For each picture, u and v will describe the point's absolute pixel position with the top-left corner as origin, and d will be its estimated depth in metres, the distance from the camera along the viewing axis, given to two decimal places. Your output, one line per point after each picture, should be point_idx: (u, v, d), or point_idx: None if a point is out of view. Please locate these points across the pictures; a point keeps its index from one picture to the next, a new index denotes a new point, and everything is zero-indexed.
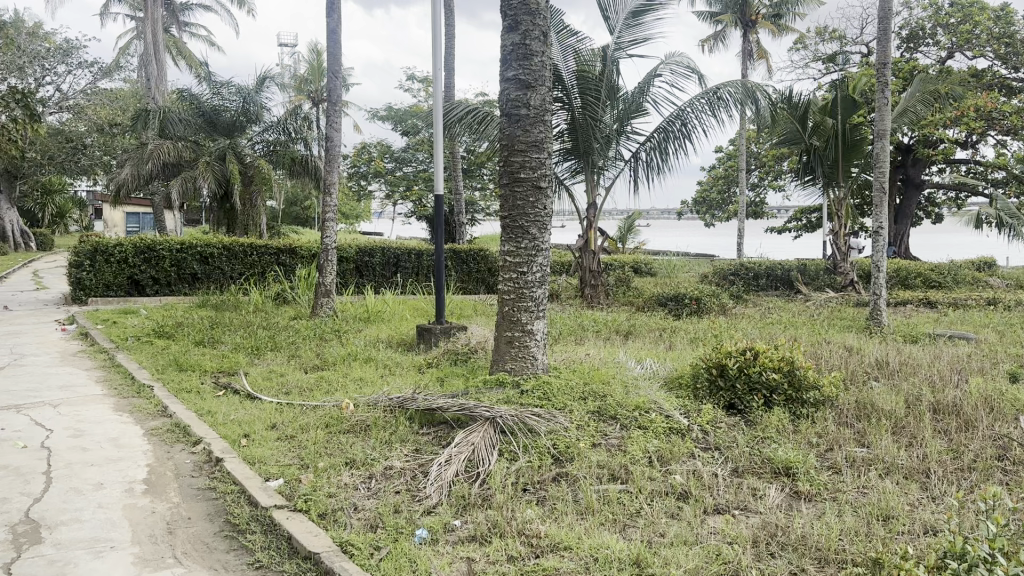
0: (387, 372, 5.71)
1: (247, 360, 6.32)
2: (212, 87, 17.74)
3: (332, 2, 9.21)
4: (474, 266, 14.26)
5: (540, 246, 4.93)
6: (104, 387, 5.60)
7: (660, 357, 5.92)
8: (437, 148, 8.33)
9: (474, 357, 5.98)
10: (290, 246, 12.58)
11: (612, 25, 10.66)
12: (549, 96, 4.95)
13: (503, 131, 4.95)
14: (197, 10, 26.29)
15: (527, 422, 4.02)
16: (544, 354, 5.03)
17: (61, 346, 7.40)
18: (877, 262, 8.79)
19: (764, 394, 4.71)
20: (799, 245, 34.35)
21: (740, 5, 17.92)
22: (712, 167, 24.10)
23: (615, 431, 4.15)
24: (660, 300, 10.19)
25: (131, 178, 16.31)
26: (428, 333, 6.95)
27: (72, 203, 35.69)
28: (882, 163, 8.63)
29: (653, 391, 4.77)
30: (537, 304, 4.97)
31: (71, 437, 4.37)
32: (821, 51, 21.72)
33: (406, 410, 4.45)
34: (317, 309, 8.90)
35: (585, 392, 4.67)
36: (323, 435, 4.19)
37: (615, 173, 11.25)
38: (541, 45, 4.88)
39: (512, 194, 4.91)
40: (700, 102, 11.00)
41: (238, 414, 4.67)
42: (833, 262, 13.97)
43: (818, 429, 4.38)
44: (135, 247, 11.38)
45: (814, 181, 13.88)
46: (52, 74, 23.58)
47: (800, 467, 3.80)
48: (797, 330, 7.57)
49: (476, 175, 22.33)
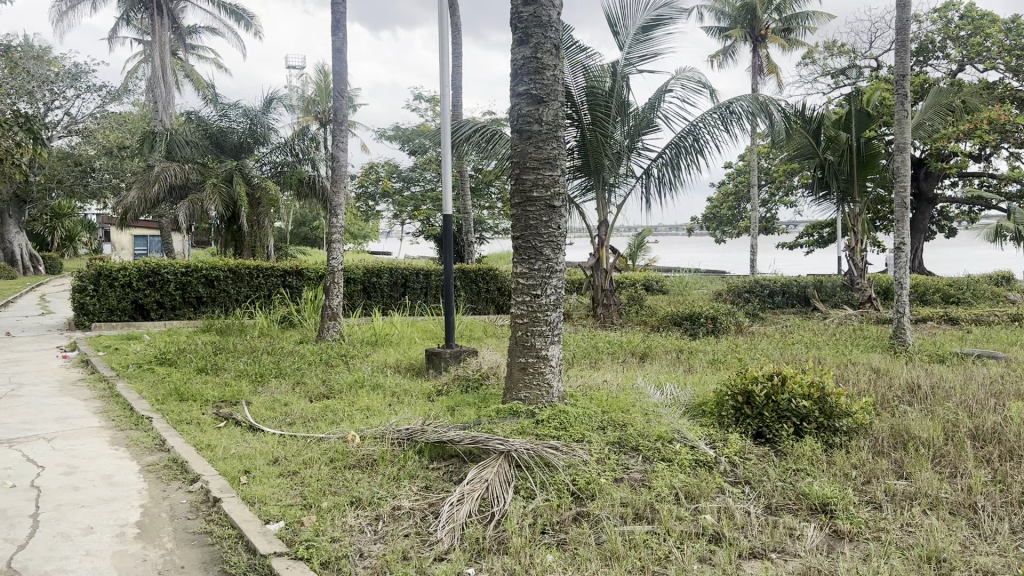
0: (395, 401, 5.45)
1: (251, 388, 6.09)
2: (220, 109, 17.63)
3: (337, 20, 9.06)
4: (484, 285, 14.04)
5: (555, 268, 4.69)
6: (101, 419, 5.38)
7: (681, 382, 5.67)
8: (446, 167, 8.10)
9: (486, 383, 5.75)
10: (296, 268, 12.42)
11: (622, 41, 10.48)
12: (562, 112, 4.73)
13: (515, 149, 4.73)
14: (204, 33, 26.33)
15: (544, 456, 3.79)
16: (559, 381, 4.79)
17: (61, 374, 7.20)
18: (900, 279, 8.52)
19: (794, 422, 4.46)
20: (811, 260, 34.03)
21: (750, 20, 17.76)
22: (722, 184, 23.88)
23: (637, 464, 3.90)
24: (675, 319, 9.92)
25: (138, 201, 16.19)
26: (438, 357, 6.73)
27: (81, 226, 35.73)
28: (903, 177, 8.38)
29: (676, 419, 4.53)
30: (552, 328, 4.72)
31: (62, 474, 4.15)
32: (830, 66, 21.55)
33: (415, 442, 4.21)
34: (323, 332, 8.68)
35: (604, 421, 4.42)
36: (327, 471, 3.96)
37: (627, 190, 11.04)
38: (553, 59, 4.66)
39: (524, 213, 4.68)
40: (713, 117, 10.80)
41: (238, 448, 4.45)
42: (850, 279, 13.68)
43: (853, 459, 4.13)
44: (139, 271, 11.20)
45: (830, 196, 13.64)
46: (61, 98, 23.67)
47: (838, 504, 3.55)
48: (821, 350, 7.29)
49: (484, 194, 22.17)
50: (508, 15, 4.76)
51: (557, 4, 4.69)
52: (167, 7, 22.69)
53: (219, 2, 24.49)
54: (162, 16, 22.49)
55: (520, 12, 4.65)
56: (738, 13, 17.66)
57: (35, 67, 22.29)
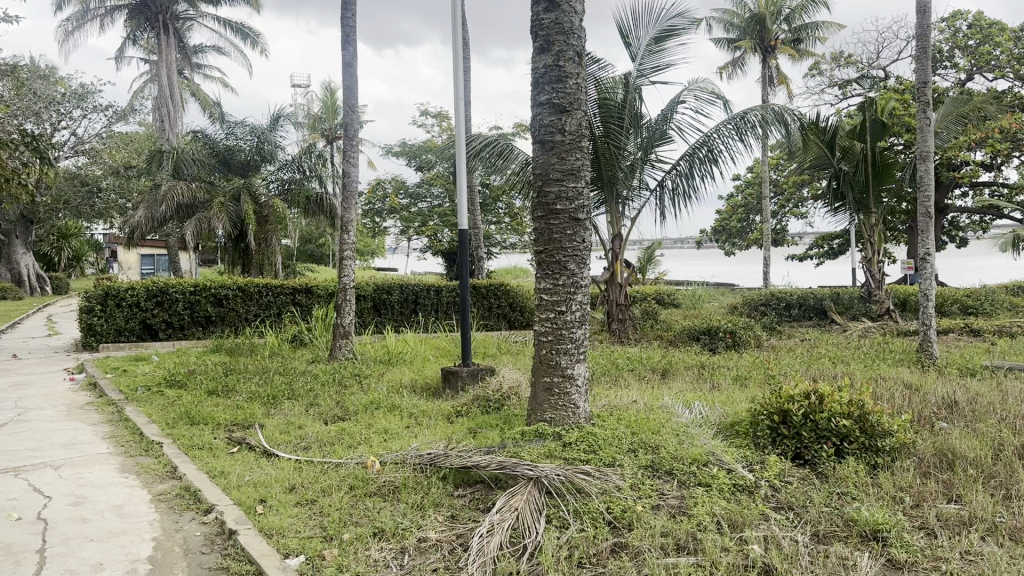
0: (413, 423, 5.26)
1: (264, 411, 5.90)
2: (226, 127, 17.58)
3: (347, 34, 8.94)
4: (496, 301, 13.88)
5: (580, 283, 4.50)
6: (110, 445, 5.21)
7: (710, 400, 5.47)
8: (460, 180, 7.89)
9: (507, 403, 5.55)
10: (306, 285, 12.25)
11: (634, 52, 10.33)
12: (585, 121, 4.57)
13: (537, 160, 4.57)
14: (210, 52, 26.34)
15: (577, 481, 3.59)
16: (585, 402, 4.59)
17: (68, 398, 7.02)
18: (926, 290, 8.30)
19: (834, 442, 4.26)
20: (821, 272, 33.85)
21: (759, 31, 17.64)
22: (730, 196, 23.68)
23: (673, 489, 3.71)
24: (693, 334, 9.71)
25: (145, 220, 16.07)
26: (455, 376, 6.55)
27: (87, 246, 35.69)
28: (927, 186, 8.18)
29: (709, 440, 4.33)
30: (577, 346, 4.52)
31: (71, 505, 3.97)
32: (837, 77, 21.41)
33: (438, 468, 4.02)
34: (335, 351, 8.51)
35: (635, 444, 4.22)
36: (347, 499, 3.77)
37: (640, 203, 10.87)
38: (576, 66, 4.50)
39: (547, 226, 4.50)
40: (727, 128, 10.63)
41: (253, 474, 4.26)
42: (868, 290, 13.43)
43: (899, 481, 3.93)
44: (147, 290, 11.06)
45: (844, 207, 13.41)
46: (67, 118, 23.67)
47: (890, 530, 3.34)
48: (848, 365, 7.08)
49: (492, 209, 21.99)
50: (529, 23, 4.60)
51: (580, 9, 4.52)
52: (173, 26, 22.72)
53: (224, 20, 24.53)
54: (168, 35, 22.52)
55: (540, 18, 4.50)
56: (748, 24, 17.59)
57: (42, 87, 22.30)
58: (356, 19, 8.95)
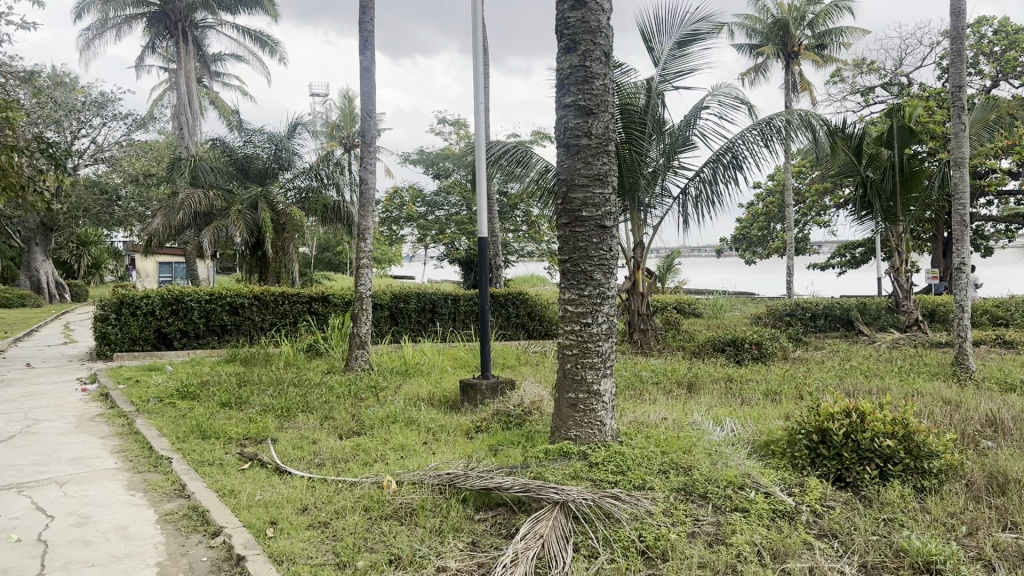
0: (431, 440, 5.05)
1: (277, 425, 5.71)
2: (244, 135, 17.53)
3: (364, 39, 8.79)
4: (514, 310, 13.69)
5: (606, 294, 4.28)
6: (118, 460, 5.03)
7: (742, 416, 5.23)
8: (480, 186, 7.65)
9: (529, 419, 5.33)
10: (322, 294, 12.08)
11: (657, 56, 10.10)
12: (612, 124, 4.35)
13: (562, 166, 4.36)
14: (229, 60, 26.36)
15: (605, 506, 3.37)
16: (612, 419, 4.36)
17: (79, 409, 6.88)
18: (961, 301, 8.02)
19: (878, 463, 4.03)
20: (844, 282, 33.44)
21: (782, 37, 17.35)
22: (751, 205, 23.35)
23: (708, 514, 3.49)
24: (718, 344, 9.46)
25: (162, 228, 16.02)
26: (474, 390, 6.36)
27: (106, 254, 35.89)
28: (963, 193, 7.92)
29: (743, 460, 4.10)
30: (604, 360, 4.29)
31: (74, 525, 3.79)
32: (859, 84, 21.11)
33: (458, 489, 3.80)
34: (351, 361, 8.34)
35: (666, 464, 3.99)
36: (361, 522, 3.57)
37: (663, 211, 10.64)
38: (603, 67, 4.29)
39: (572, 235, 4.29)
40: (752, 134, 10.39)
41: (264, 494, 4.06)
42: (895, 300, 13.11)
43: (950, 506, 3.69)
44: (162, 299, 10.95)
45: (871, 216, 13.10)
46: (87, 127, 23.75)
47: (945, 562, 3.08)
48: (882, 380, 6.80)
49: (510, 217, 21.80)
50: (554, 22, 4.40)
51: (607, 8, 4.31)
52: (192, 35, 22.73)
53: (243, 28, 24.55)
54: (187, 44, 22.55)
55: (566, 17, 4.29)
56: (770, 30, 17.26)
57: (62, 96, 22.38)
58: (374, 24, 8.79)
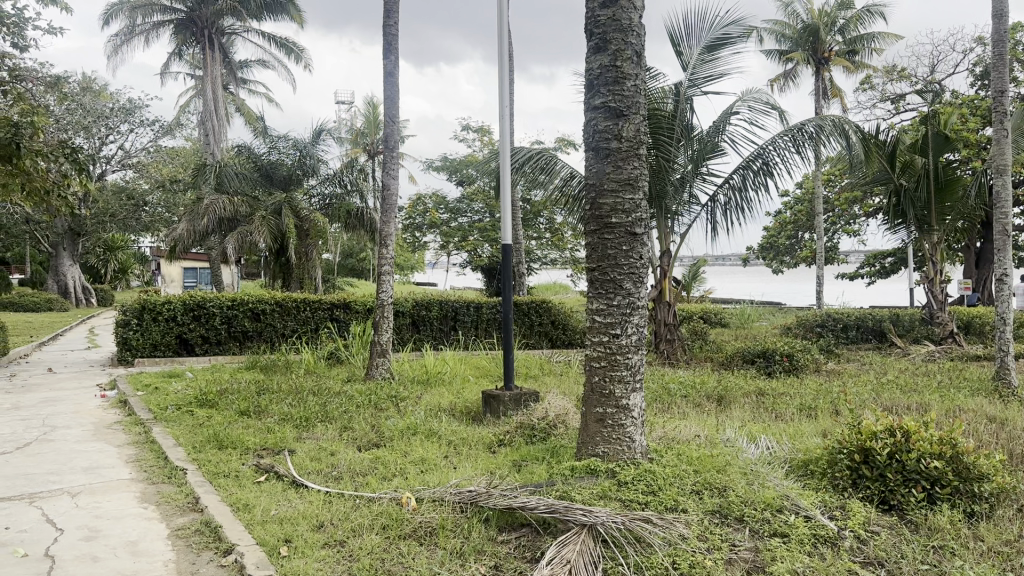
0: (452, 453, 4.89)
1: (295, 435, 5.57)
2: (269, 141, 17.50)
3: (388, 43, 8.67)
4: (536, 319, 13.52)
5: (636, 304, 4.08)
6: (133, 470, 4.91)
7: (777, 433, 5.01)
8: (504, 192, 7.45)
9: (553, 434, 5.13)
10: (344, 300, 11.95)
11: (686, 60, 9.85)
12: (644, 128, 4.17)
13: (590, 169, 4.19)
14: (255, 66, 26.45)
15: (636, 529, 3.18)
16: (642, 436, 4.16)
17: (97, 416, 6.80)
18: (1003, 313, 7.72)
19: (924, 486, 3.81)
20: (874, 293, 32.82)
21: (812, 42, 17.07)
22: (779, 213, 22.99)
23: (745, 539, 3.29)
24: (747, 356, 9.23)
25: (187, 233, 16.04)
26: (496, 400, 6.19)
27: (133, 259, 36.20)
28: (1005, 201, 7.65)
29: (780, 481, 3.90)
30: (633, 373, 4.09)
31: (83, 539, 3.66)
32: (889, 92, 20.76)
33: (480, 507, 3.62)
34: (372, 369, 8.20)
35: (699, 484, 3.79)
36: (378, 541, 3.40)
37: (691, 218, 10.41)
38: (635, 67, 4.10)
39: (601, 242, 4.11)
40: (783, 140, 10.15)
41: (279, 509, 3.91)
42: (929, 312, 12.82)
43: (1004, 533, 3.46)
44: (184, 304, 10.91)
45: (904, 225, 12.74)
46: (115, 133, 23.90)
47: None
48: (923, 396, 6.52)
49: (533, 224, 21.61)
50: (583, 20, 4.23)
51: (640, 5, 4.13)
52: (219, 41, 22.79)
53: (269, 35, 24.62)
54: (213, 50, 22.63)
55: (597, 15, 4.12)
56: (801, 35, 17.00)
57: (90, 102, 22.56)
58: (398, 28, 8.68)
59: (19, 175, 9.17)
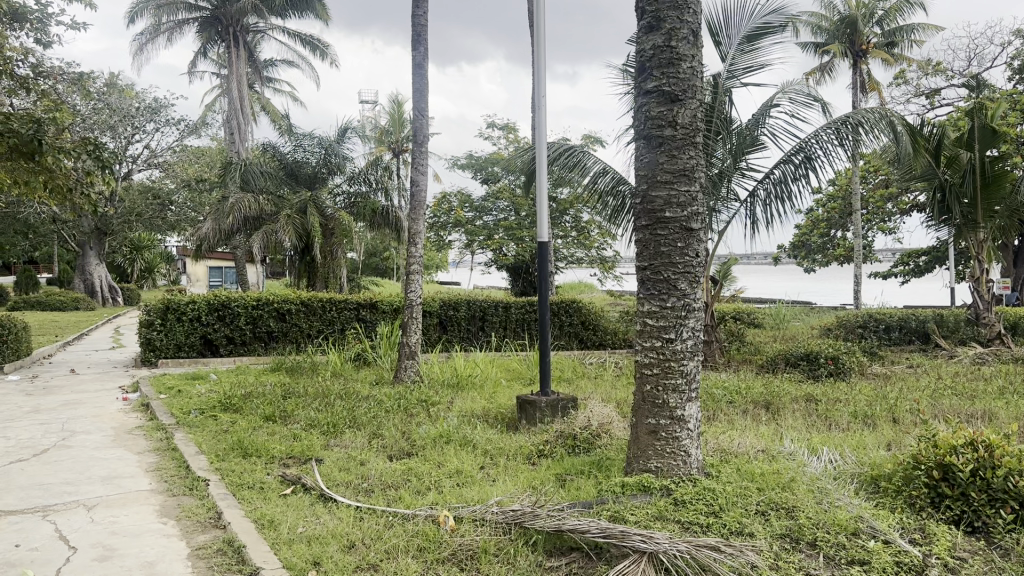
0: (489, 465, 4.60)
1: (323, 443, 5.30)
2: (294, 139, 17.27)
3: (417, 33, 8.39)
4: (567, 318, 13.22)
5: (691, 306, 3.75)
6: (153, 480, 4.65)
7: (838, 444, 4.66)
8: (539, 186, 7.08)
9: (598, 445, 4.82)
10: (370, 300, 11.69)
11: (724, 51, 9.46)
12: (702, 113, 3.83)
13: (642, 160, 3.88)
14: (280, 65, 26.34)
15: (702, 558, 2.85)
16: (697, 450, 3.84)
17: (118, 420, 6.57)
18: None
19: (1015, 507, 3.42)
20: (909, 293, 32.06)
21: (849, 35, 16.58)
22: (811, 211, 22.49)
23: (821, 568, 2.95)
24: (790, 358, 8.85)
25: (212, 232, 15.89)
26: (531, 407, 5.89)
27: (159, 259, 36.36)
28: None
29: (851, 500, 3.55)
30: (689, 382, 3.77)
31: (96, 559, 3.40)
32: (925, 86, 20.17)
33: (526, 530, 3.32)
34: (400, 372, 7.92)
35: (764, 503, 3.47)
36: (416, 564, 3.11)
37: (729, 215, 10.02)
38: (690, 48, 3.77)
39: (654, 238, 3.79)
40: (827, 132, 9.73)
41: (307, 527, 3.63)
42: (975, 312, 12.30)
43: None
44: (208, 305, 10.72)
45: (948, 222, 12.24)
46: (141, 132, 23.86)
47: None
48: (985, 405, 6.10)
49: (559, 223, 21.23)
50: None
51: None
52: (244, 39, 22.62)
53: (294, 33, 24.48)
54: (238, 47, 22.48)
55: None
56: (838, 27, 16.56)
57: (116, 100, 22.49)
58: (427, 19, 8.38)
59: (42, 173, 8.99)
